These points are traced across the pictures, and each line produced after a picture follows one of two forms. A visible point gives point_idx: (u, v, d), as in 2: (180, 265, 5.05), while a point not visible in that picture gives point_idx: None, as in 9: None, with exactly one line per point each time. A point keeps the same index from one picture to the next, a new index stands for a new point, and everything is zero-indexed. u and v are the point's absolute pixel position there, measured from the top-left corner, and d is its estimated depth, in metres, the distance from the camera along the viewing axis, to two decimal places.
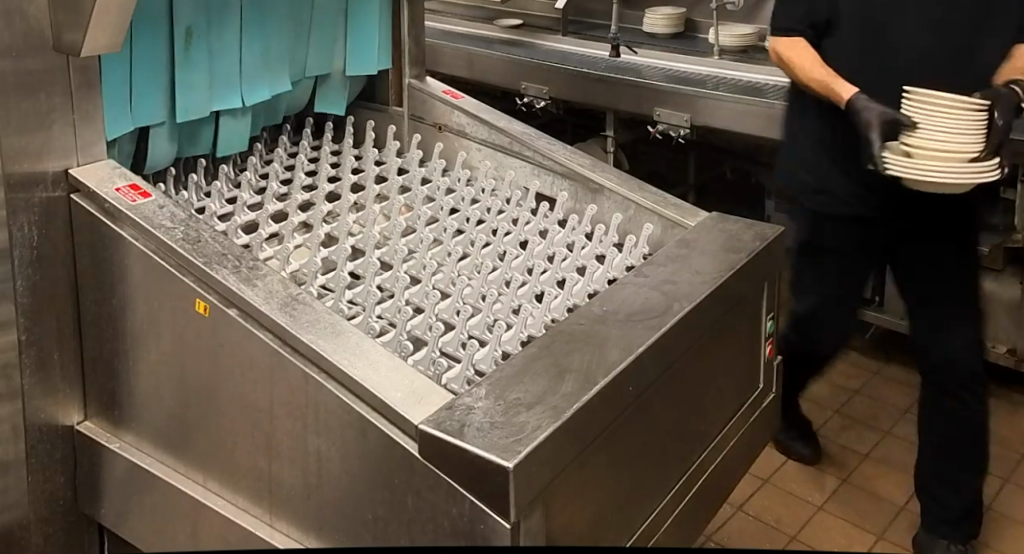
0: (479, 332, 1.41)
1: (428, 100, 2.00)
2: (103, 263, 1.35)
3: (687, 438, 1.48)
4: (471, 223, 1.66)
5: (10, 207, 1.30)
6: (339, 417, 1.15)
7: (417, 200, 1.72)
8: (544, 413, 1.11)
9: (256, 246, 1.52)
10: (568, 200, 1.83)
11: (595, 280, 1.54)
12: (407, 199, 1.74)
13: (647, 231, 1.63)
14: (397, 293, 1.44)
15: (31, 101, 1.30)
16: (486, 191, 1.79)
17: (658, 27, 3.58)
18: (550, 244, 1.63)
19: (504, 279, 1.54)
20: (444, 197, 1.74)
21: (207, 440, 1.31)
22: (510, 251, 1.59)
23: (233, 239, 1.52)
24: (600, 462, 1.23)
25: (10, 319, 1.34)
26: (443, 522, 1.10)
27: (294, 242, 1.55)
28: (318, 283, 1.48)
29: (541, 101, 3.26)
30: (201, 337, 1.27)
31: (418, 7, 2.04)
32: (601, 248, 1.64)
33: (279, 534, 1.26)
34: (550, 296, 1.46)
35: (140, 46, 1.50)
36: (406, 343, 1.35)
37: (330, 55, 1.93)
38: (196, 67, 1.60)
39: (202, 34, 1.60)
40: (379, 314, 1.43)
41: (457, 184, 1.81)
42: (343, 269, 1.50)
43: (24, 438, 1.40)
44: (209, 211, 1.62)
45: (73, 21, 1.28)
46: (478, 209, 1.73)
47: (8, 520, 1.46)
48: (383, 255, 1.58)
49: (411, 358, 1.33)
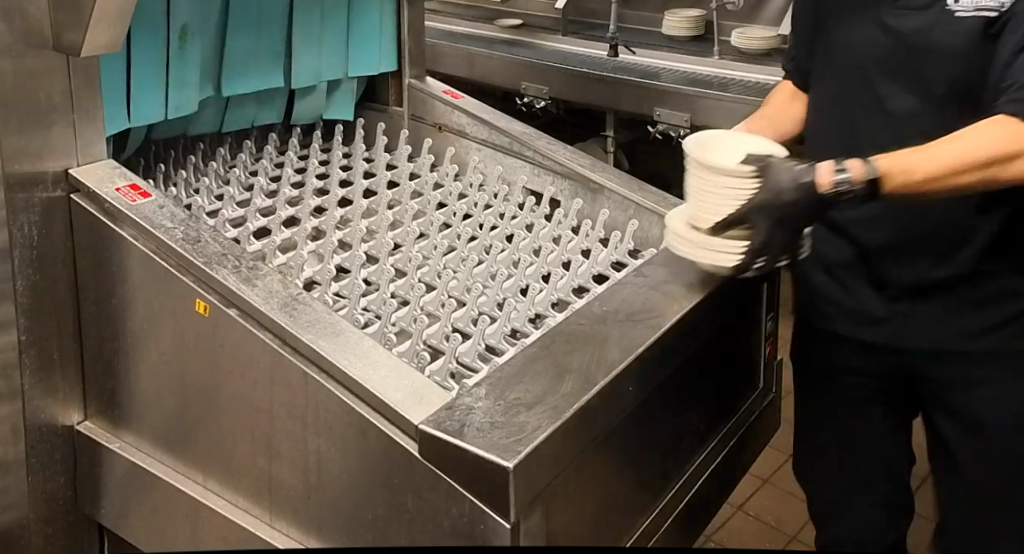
0: (494, 341, 1.38)
1: (428, 100, 1.99)
2: (103, 263, 1.35)
3: (687, 439, 1.48)
4: (484, 229, 1.63)
5: (10, 207, 1.30)
6: (340, 417, 1.15)
7: (429, 206, 1.70)
8: (544, 413, 1.11)
9: (269, 253, 1.50)
10: (554, 192, 1.83)
11: (580, 274, 1.55)
12: (419, 204, 1.73)
13: (634, 226, 1.63)
14: (412, 301, 1.42)
15: (31, 101, 1.30)
16: (498, 196, 1.77)
17: (677, 31, 3.52)
18: (563, 250, 1.60)
19: (489, 272, 1.55)
20: (457, 202, 1.73)
21: (207, 440, 1.31)
22: (524, 257, 1.56)
23: (245, 247, 1.50)
24: (600, 462, 1.23)
25: (10, 319, 1.34)
26: (443, 522, 1.10)
27: (307, 249, 1.53)
28: (331, 289, 1.46)
29: (541, 101, 3.26)
30: (201, 338, 1.27)
31: (418, 7, 2.02)
32: (587, 243, 1.64)
33: (279, 534, 1.26)
34: (534, 290, 1.46)
35: (140, 42, 1.50)
36: (390, 335, 1.36)
37: (339, 62, 1.93)
38: (192, 62, 1.61)
39: (197, 32, 1.60)
40: (394, 322, 1.41)
41: (469, 189, 1.79)
42: (356, 276, 1.47)
43: (24, 439, 1.40)
44: (194, 204, 1.63)
45: (73, 21, 1.27)
46: (466, 204, 1.73)
47: (8, 520, 1.45)
48: (396, 262, 1.55)
49: (395, 349, 1.33)
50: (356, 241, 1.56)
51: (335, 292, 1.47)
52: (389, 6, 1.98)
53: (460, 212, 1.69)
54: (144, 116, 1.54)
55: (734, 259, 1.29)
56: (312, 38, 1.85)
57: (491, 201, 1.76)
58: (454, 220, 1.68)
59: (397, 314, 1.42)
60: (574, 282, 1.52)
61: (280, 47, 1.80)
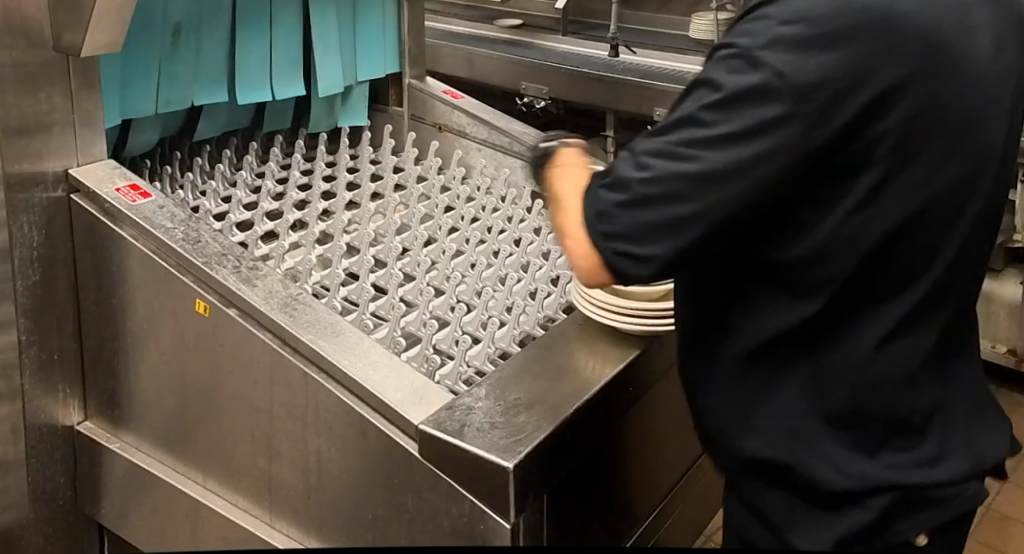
0: (472, 329, 1.39)
1: (428, 100, 1.99)
2: (103, 263, 1.35)
3: (680, 450, 1.49)
4: (465, 221, 1.64)
5: (10, 207, 1.30)
6: (339, 417, 1.15)
7: (412, 198, 1.70)
8: (544, 413, 1.12)
9: (251, 243, 1.50)
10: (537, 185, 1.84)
11: (559, 266, 1.55)
12: (403, 197, 1.74)
13: None
14: (390, 290, 1.43)
15: (31, 100, 1.30)
16: (481, 189, 1.78)
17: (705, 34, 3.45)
18: (545, 241, 1.61)
19: (468, 263, 1.55)
20: (439, 195, 1.73)
21: (207, 440, 1.31)
22: (504, 248, 1.57)
23: (229, 237, 1.50)
24: (598, 465, 1.23)
25: (10, 319, 1.34)
26: (443, 522, 1.11)
27: (288, 240, 1.53)
28: (311, 280, 1.47)
29: (541, 101, 3.26)
30: (202, 338, 1.27)
31: (419, 9, 2.02)
32: None
33: (279, 534, 1.26)
34: (512, 280, 1.47)
35: (134, 41, 1.51)
36: (368, 322, 1.37)
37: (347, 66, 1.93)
38: (185, 59, 1.60)
39: (194, 29, 1.60)
40: (373, 311, 1.42)
41: (452, 181, 1.80)
42: (337, 267, 1.48)
43: (24, 439, 1.39)
44: (178, 197, 1.63)
45: (73, 21, 1.27)
46: (449, 198, 1.74)
47: (8, 520, 1.45)
48: (377, 253, 1.55)
49: (372, 335, 1.34)
50: (337, 233, 1.56)
51: (317, 282, 1.47)
52: (389, 8, 1.97)
53: (443, 205, 1.70)
54: (134, 110, 1.55)
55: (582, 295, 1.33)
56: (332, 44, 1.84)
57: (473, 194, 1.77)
58: (436, 212, 1.68)
59: (376, 303, 1.44)
60: (555, 273, 1.53)
61: (294, 53, 1.79)
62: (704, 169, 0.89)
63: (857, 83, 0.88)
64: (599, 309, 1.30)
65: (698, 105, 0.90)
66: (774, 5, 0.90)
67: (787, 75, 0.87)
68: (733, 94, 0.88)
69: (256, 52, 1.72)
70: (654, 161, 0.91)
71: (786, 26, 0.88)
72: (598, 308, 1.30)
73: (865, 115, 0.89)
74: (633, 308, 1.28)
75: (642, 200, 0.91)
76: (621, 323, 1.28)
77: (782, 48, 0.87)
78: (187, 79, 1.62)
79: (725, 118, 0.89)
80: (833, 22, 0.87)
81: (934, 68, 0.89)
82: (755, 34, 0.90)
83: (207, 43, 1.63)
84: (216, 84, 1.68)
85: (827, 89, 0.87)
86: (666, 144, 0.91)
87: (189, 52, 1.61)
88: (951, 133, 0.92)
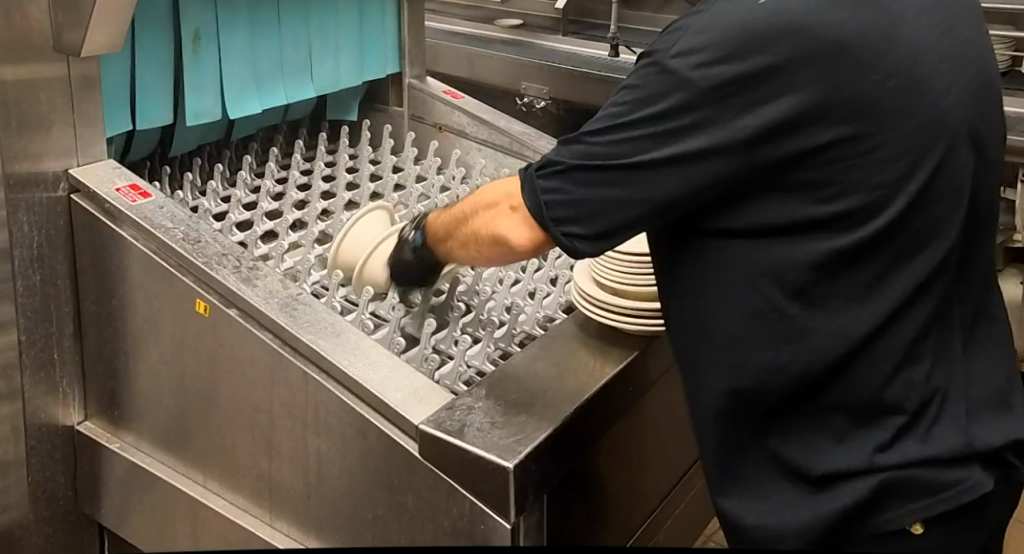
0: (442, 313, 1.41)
1: (428, 100, 1.98)
2: (103, 262, 1.35)
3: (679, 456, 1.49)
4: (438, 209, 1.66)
5: (10, 207, 1.30)
6: (339, 417, 1.15)
7: (387, 188, 1.72)
8: (544, 414, 1.12)
9: (228, 231, 1.52)
10: None
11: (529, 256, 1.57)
12: (379, 187, 1.75)
13: None
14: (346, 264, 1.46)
15: (31, 101, 1.29)
16: (456, 179, 1.79)
17: None
18: None
19: None
20: (414, 186, 1.74)
21: (206, 440, 1.31)
22: None
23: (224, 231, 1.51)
24: (597, 468, 1.23)
25: (10, 320, 1.34)
26: (443, 522, 1.11)
27: (241, 216, 1.57)
28: (259, 250, 1.50)
29: (541, 101, 3.25)
30: (201, 338, 1.27)
31: (419, 8, 2.01)
32: None
33: (279, 535, 1.26)
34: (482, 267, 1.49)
35: (144, 47, 1.50)
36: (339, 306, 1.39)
37: (356, 61, 1.91)
38: (205, 68, 1.60)
39: (211, 35, 1.59)
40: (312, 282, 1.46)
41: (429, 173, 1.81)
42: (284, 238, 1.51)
43: (24, 439, 1.40)
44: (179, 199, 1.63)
45: (72, 21, 1.27)
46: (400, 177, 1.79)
47: (8, 520, 1.46)
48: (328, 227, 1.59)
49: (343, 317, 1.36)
50: (287, 210, 1.58)
51: (291, 268, 1.49)
52: (391, 6, 1.96)
53: (417, 194, 1.72)
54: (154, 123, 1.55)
55: (586, 305, 1.32)
56: (328, 34, 1.83)
57: (450, 185, 1.79)
58: (411, 203, 1.70)
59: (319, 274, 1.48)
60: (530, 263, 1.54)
61: (303, 53, 1.78)
62: (645, 156, 0.93)
63: (781, 72, 0.90)
64: (602, 317, 1.29)
65: (622, 97, 0.95)
66: (695, 13, 0.95)
67: (710, 73, 0.91)
68: (661, 86, 0.92)
69: (267, 54, 1.71)
70: (602, 143, 0.95)
71: (697, 34, 0.92)
72: (598, 308, 1.30)
73: (790, 111, 0.91)
74: (632, 308, 1.28)
75: (592, 175, 0.95)
76: (622, 323, 1.29)
77: (697, 50, 0.92)
78: (211, 90, 1.62)
79: (659, 108, 0.92)
80: (747, 25, 0.90)
81: (842, 60, 0.91)
82: (674, 37, 0.95)
83: (229, 52, 1.63)
84: (246, 94, 1.68)
85: (744, 83, 0.91)
86: (611, 134, 0.94)
87: (209, 61, 1.60)
88: (875, 119, 0.93)
